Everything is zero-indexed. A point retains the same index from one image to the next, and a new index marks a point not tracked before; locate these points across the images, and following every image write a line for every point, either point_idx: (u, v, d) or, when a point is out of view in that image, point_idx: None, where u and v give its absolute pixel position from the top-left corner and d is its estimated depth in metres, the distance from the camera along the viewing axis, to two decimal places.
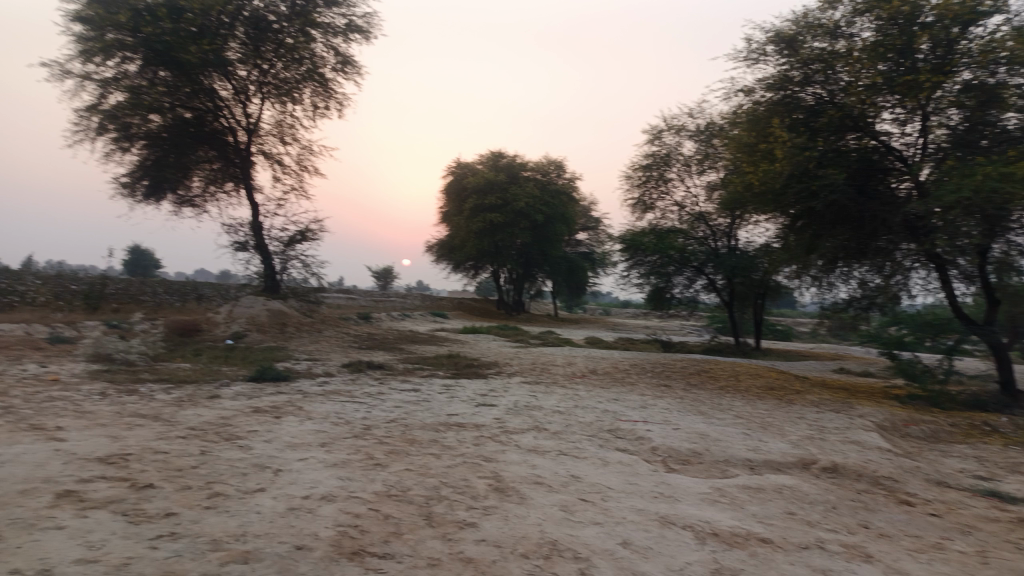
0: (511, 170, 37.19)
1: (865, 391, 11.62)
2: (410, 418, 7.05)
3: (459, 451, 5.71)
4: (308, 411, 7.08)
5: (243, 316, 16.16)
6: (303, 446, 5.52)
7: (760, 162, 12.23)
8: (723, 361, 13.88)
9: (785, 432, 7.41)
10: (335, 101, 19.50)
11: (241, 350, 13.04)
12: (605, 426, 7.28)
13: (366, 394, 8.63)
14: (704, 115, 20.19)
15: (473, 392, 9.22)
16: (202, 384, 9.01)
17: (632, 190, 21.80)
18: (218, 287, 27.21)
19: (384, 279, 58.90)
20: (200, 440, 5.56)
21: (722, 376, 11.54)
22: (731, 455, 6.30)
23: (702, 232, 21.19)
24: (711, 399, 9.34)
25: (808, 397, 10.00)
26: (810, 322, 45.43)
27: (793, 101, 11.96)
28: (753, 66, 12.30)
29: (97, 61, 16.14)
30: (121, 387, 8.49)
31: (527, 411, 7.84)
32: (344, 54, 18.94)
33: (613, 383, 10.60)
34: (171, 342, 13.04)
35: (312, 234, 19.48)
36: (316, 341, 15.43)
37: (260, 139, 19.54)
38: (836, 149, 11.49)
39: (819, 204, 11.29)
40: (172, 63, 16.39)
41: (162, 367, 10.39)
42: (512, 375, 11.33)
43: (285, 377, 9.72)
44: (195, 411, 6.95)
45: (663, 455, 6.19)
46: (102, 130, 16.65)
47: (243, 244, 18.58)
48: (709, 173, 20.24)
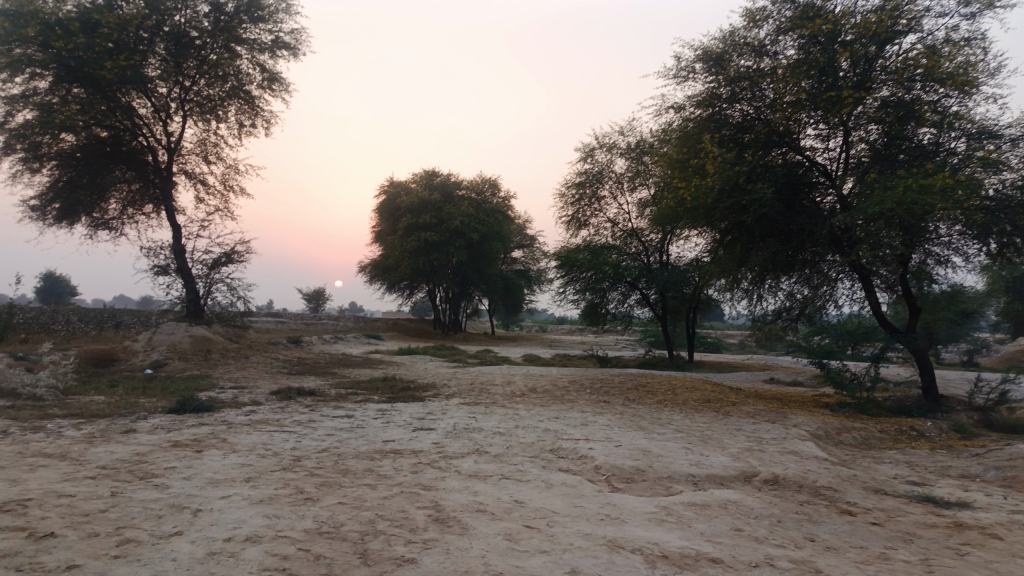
0: (445, 189, 36.98)
1: (796, 401, 11.82)
2: (343, 446, 6.72)
3: (396, 480, 5.43)
4: (233, 443, 6.66)
5: (164, 343, 15.37)
6: (227, 482, 5.15)
7: (692, 178, 12.41)
8: (659, 375, 13.95)
9: (725, 445, 7.40)
10: (262, 119, 18.95)
11: (161, 379, 12.34)
12: (546, 446, 7.11)
13: (297, 422, 8.22)
14: (634, 133, 20.52)
15: (409, 416, 8.91)
16: (117, 417, 8.41)
17: (565, 208, 21.91)
18: (137, 313, 25.95)
19: (315, 301, 57.48)
20: (112, 480, 5.12)
21: (659, 390, 11.56)
22: (674, 470, 6.23)
23: (635, 248, 21.42)
24: (650, 413, 9.30)
25: (744, 409, 10.09)
26: (739, 335, 46.63)
27: (722, 118, 12.22)
28: (682, 84, 12.52)
29: (3, 77, 15.21)
30: (26, 424, 7.84)
31: (466, 434, 7.61)
32: (271, 71, 18.44)
33: (552, 402, 10.45)
34: (84, 373, 12.23)
35: (238, 257, 18.79)
36: (243, 368, 14.78)
37: (182, 158, 18.78)
38: (764, 164, 11.77)
39: (749, 218, 11.51)
40: (86, 80, 15.59)
41: (73, 401, 9.69)
42: (450, 397, 11.06)
43: (208, 408, 9.19)
44: (107, 447, 6.44)
45: (606, 474, 6.06)
46: (8, 150, 15.66)
47: (165, 268, 17.75)
48: (640, 190, 20.53)
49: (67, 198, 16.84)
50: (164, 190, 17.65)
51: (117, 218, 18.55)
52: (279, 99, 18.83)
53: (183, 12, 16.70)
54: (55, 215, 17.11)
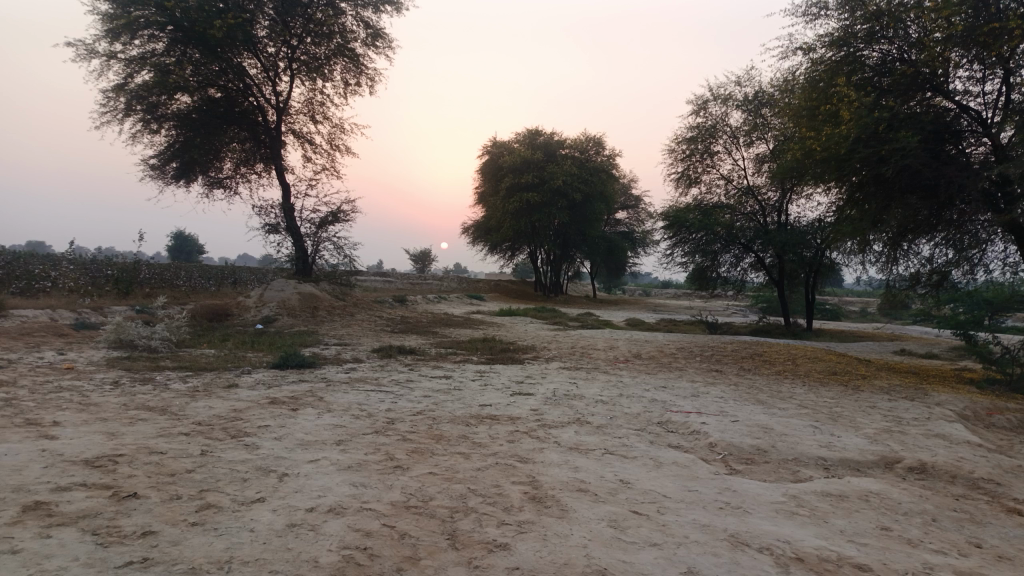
0: (548, 148, 36.30)
1: (934, 376, 10.63)
2: (438, 410, 6.42)
3: (492, 449, 5.04)
4: (328, 402, 6.51)
5: (274, 299, 15.75)
6: (316, 444, 4.92)
7: (823, 126, 11.26)
8: (777, 343, 12.99)
9: (858, 425, 6.59)
10: (366, 77, 18.93)
11: (269, 335, 12.60)
12: (654, 418, 6.55)
13: (394, 382, 8.03)
14: (753, 83, 19.13)
15: (508, 379, 8.56)
16: (222, 372, 8.51)
17: (675, 164, 20.81)
18: (254, 271, 27.07)
19: (422, 262, 58.55)
20: (204, 438, 5.00)
21: (777, 360, 10.68)
22: (801, 452, 5.54)
23: (750, 207, 20.05)
24: (769, 385, 8.54)
25: (875, 383, 9.12)
26: (861, 303, 43.77)
27: (857, 60, 11.04)
28: (813, 22, 11.37)
29: (123, 41, 15.71)
30: (137, 375, 8.05)
31: (566, 401, 7.15)
32: (376, 27, 18.30)
33: (659, 369, 9.84)
34: (198, 327, 12.66)
35: (344, 215, 19.00)
36: (347, 325, 14.94)
37: (290, 118, 19.09)
38: (907, 110, 10.49)
39: (888, 170, 10.27)
40: (199, 41, 15.89)
41: (185, 354, 9.97)
42: (551, 360, 10.64)
43: (309, 364, 9.18)
44: (206, 402, 6.42)
45: (722, 453, 5.45)
46: (129, 111, 16.27)
47: (275, 227, 18.17)
48: (758, 145, 19.18)
49: (183, 157, 17.39)
50: (274, 149, 17.99)
51: (231, 177, 19.13)
52: (383, 55, 18.72)
53: None
54: (174, 173, 17.77)
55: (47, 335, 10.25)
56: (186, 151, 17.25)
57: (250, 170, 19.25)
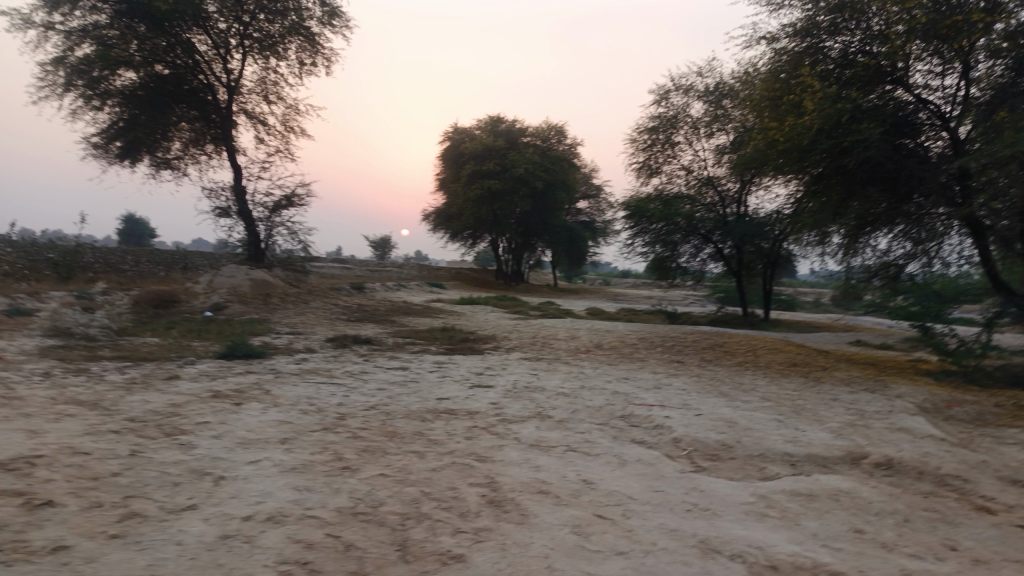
0: (510, 135, 35.95)
1: (892, 367, 10.67)
2: (392, 404, 6.11)
3: (448, 447, 4.76)
4: (274, 397, 6.14)
5: (224, 286, 15.19)
6: (259, 444, 4.57)
7: (786, 116, 11.15)
8: (738, 334, 12.95)
9: (822, 418, 6.50)
10: (322, 57, 18.32)
11: (218, 323, 12.08)
12: (617, 412, 6.34)
13: (347, 374, 7.68)
14: (714, 73, 19.08)
15: (466, 370, 8.28)
16: (163, 362, 8.05)
17: (636, 154, 20.66)
18: (206, 256, 26.21)
19: (381, 249, 57.85)
20: (135, 436, 4.61)
21: (738, 351, 10.60)
22: (767, 448, 5.38)
23: (711, 198, 20.00)
24: (731, 377, 8.43)
25: (836, 375, 9.08)
26: (814, 294, 44.62)
27: (819, 50, 10.91)
28: (777, 11, 11.23)
29: (63, 12, 14.88)
30: (70, 367, 7.54)
31: (526, 394, 6.91)
32: (332, 5, 17.70)
33: (621, 360, 9.66)
34: (142, 315, 12.06)
35: (299, 200, 18.42)
36: (300, 313, 14.47)
37: (242, 97, 18.39)
38: (871, 101, 10.45)
39: (851, 162, 10.22)
40: (145, 15, 15.14)
41: (125, 343, 9.44)
42: (511, 351, 10.37)
43: (258, 354, 8.76)
44: (142, 396, 5.99)
45: (687, 449, 5.26)
46: (69, 86, 15.44)
47: (226, 210, 17.51)
48: (718, 136, 19.16)
49: (128, 137, 16.60)
50: (224, 130, 17.30)
51: (179, 158, 18.38)
52: (340, 35, 18.13)
53: None
54: (117, 153, 16.96)
55: None
56: (130, 131, 16.48)
57: (200, 150, 18.50)
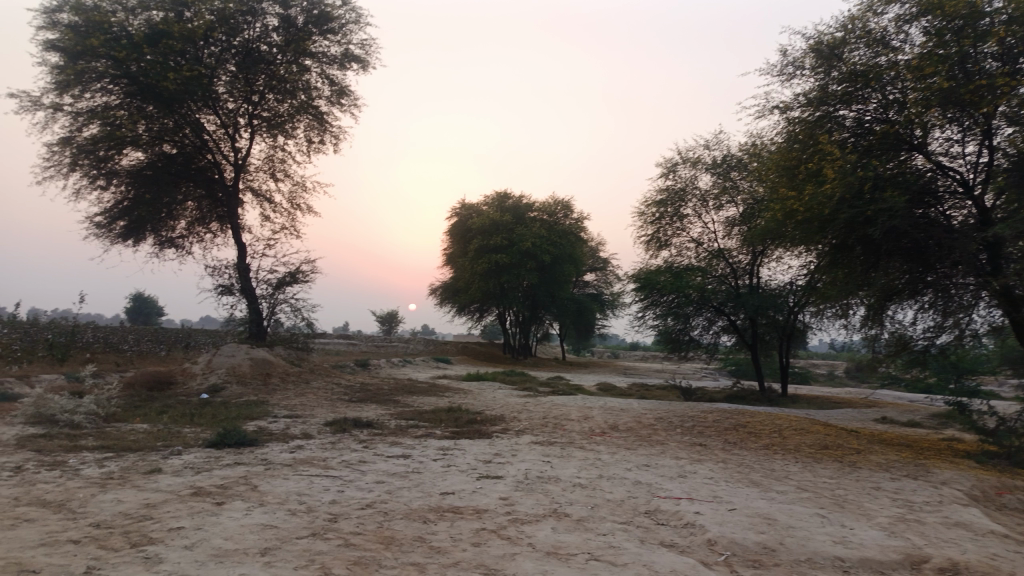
0: (517, 210, 36.09)
1: (929, 449, 9.97)
2: (392, 501, 5.52)
3: (453, 557, 4.18)
4: (262, 494, 5.56)
5: (223, 365, 14.71)
6: (235, 556, 3.99)
7: (804, 185, 10.81)
8: (760, 413, 12.27)
9: (869, 513, 5.86)
10: (330, 135, 18.36)
11: (214, 406, 11.51)
12: (641, 507, 5.73)
13: (344, 464, 7.09)
14: (721, 146, 19.04)
15: (473, 458, 7.67)
16: (149, 453, 7.48)
17: (645, 227, 20.43)
18: (208, 334, 25.78)
19: (387, 325, 57.47)
20: (96, 548, 4.04)
21: (763, 433, 9.91)
22: (814, 550, 4.77)
23: (721, 270, 19.58)
24: (761, 463, 7.78)
25: (872, 459, 8.42)
26: (828, 366, 43.66)
27: (834, 119, 10.71)
28: (788, 81, 11.11)
29: (72, 93, 14.94)
30: (45, 459, 6.97)
31: (539, 487, 6.30)
32: (341, 84, 17.84)
33: (639, 443, 9.04)
34: (135, 398, 11.53)
35: (303, 276, 18.12)
36: (301, 394, 13.90)
37: (249, 175, 18.36)
38: (891, 170, 10.15)
39: (875, 232, 9.81)
40: (154, 96, 15.21)
41: (111, 431, 8.88)
42: (520, 434, 9.74)
43: (251, 442, 8.18)
44: (115, 495, 5.42)
45: (724, 554, 4.64)
46: (74, 166, 15.36)
47: (228, 288, 17.18)
48: (728, 208, 18.94)
49: (132, 216, 16.41)
50: (230, 207, 17.15)
51: (183, 237, 18.20)
52: (348, 113, 18.21)
53: (254, 28, 16.30)
54: (121, 232, 16.77)
55: None
56: (134, 210, 16.34)
57: (204, 228, 18.33)
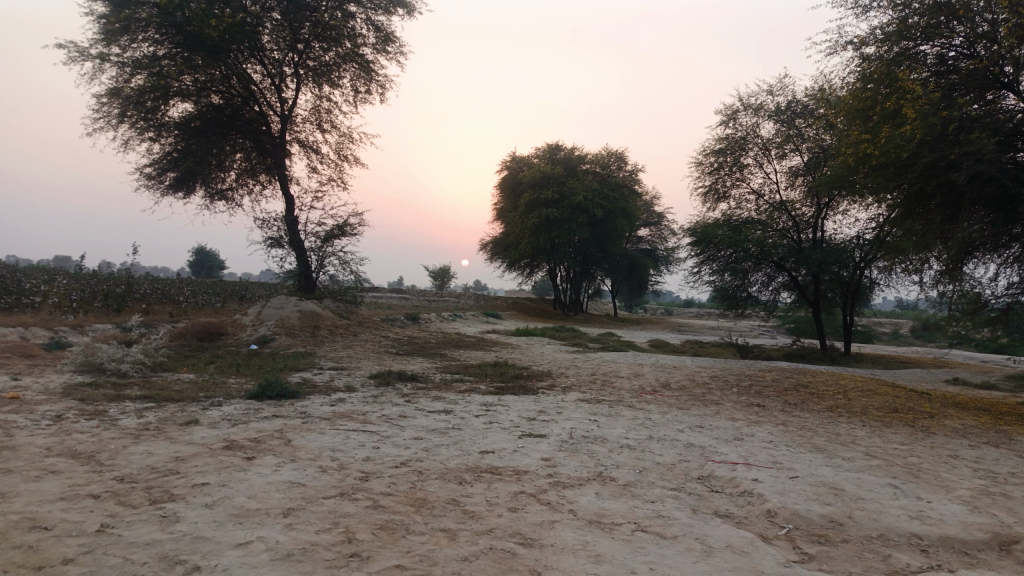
0: (569, 163, 35.33)
1: (1010, 414, 9.24)
2: (429, 460, 5.24)
3: (487, 523, 3.86)
4: (295, 449, 5.34)
5: (272, 317, 14.73)
6: (255, 517, 3.76)
7: (879, 128, 9.95)
8: (823, 372, 11.64)
9: (949, 485, 5.32)
10: (377, 84, 17.97)
11: (261, 358, 11.50)
12: (694, 472, 5.32)
13: (383, 419, 6.86)
14: (785, 91, 17.95)
15: (517, 415, 7.35)
16: (190, 403, 7.40)
17: (702, 178, 19.57)
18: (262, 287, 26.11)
19: (441, 279, 57.71)
20: (114, 504, 3.87)
21: (827, 394, 9.34)
22: (887, 526, 4.30)
23: (783, 223, 18.61)
24: (826, 427, 7.26)
25: (948, 424, 7.78)
26: (891, 325, 42.04)
27: (913, 56, 9.80)
28: (863, 15, 10.20)
29: (118, 42, 14.86)
30: (86, 408, 6.94)
31: (584, 448, 5.93)
32: (386, 30, 17.34)
33: (692, 403, 8.59)
34: (185, 349, 11.58)
35: (351, 229, 17.98)
36: (349, 346, 13.84)
37: (296, 127, 18.18)
38: (978, 111, 9.21)
39: (959, 177, 8.95)
40: (198, 45, 15.01)
41: (158, 380, 8.88)
42: (568, 390, 9.40)
43: (292, 395, 8.04)
44: (147, 448, 5.28)
45: (786, 527, 4.21)
46: (122, 117, 15.37)
47: (277, 240, 17.19)
48: (791, 157, 17.94)
49: (182, 168, 16.42)
50: (277, 158, 17.02)
51: (233, 189, 18.24)
52: (395, 61, 17.76)
53: None
54: (171, 184, 16.84)
55: (10, 357, 9.23)
56: (183, 161, 16.34)
57: (253, 180, 18.30)
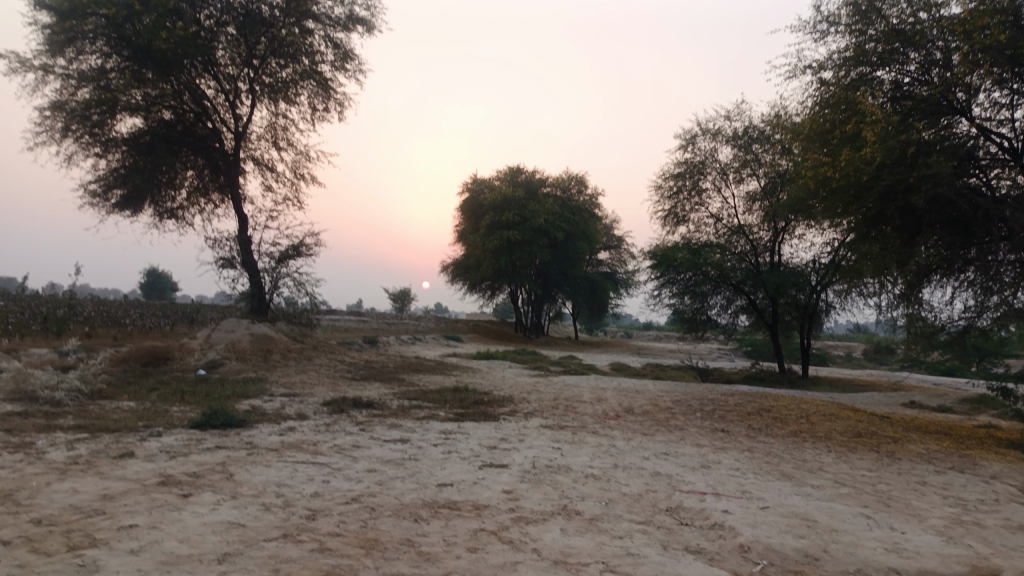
0: (530, 186, 35.33)
1: (969, 437, 9.25)
2: (382, 494, 4.91)
3: (443, 566, 3.56)
4: (237, 485, 4.96)
5: (222, 341, 14.17)
6: (186, 564, 3.39)
7: (838, 152, 10.02)
8: (784, 396, 11.57)
9: (921, 513, 5.18)
10: (335, 103, 17.66)
11: (209, 384, 10.97)
12: (661, 504, 5.09)
13: (335, 450, 6.48)
14: (743, 117, 18.17)
15: (476, 444, 7.05)
16: (126, 434, 6.93)
17: (662, 202, 19.63)
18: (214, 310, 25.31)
19: (400, 302, 57.08)
20: (24, 552, 3.46)
21: (790, 418, 9.24)
22: (864, 560, 4.12)
23: (742, 247, 18.72)
24: (792, 453, 7.11)
25: (912, 448, 7.72)
26: (845, 348, 42.80)
27: (870, 81, 9.92)
28: (820, 39, 10.30)
29: (64, 55, 14.31)
30: (10, 440, 6.41)
31: (547, 478, 5.66)
32: (345, 48, 17.08)
33: (656, 429, 8.39)
34: (127, 375, 10.99)
35: (307, 250, 17.53)
36: (302, 372, 13.33)
37: (251, 144, 17.72)
38: (934, 136, 9.33)
39: (918, 201, 9.01)
40: (148, 59, 14.54)
41: (94, 409, 8.34)
42: (529, 416, 9.12)
43: (239, 424, 7.60)
44: (72, 485, 4.84)
45: (761, 564, 3.99)
46: (66, 132, 14.75)
47: (230, 261, 16.64)
48: (749, 182, 18.12)
49: (130, 186, 15.83)
50: (230, 177, 16.53)
51: (184, 208, 17.66)
52: (353, 79, 17.47)
53: None
54: (118, 202, 16.21)
55: None
56: (131, 178, 15.75)
57: (205, 198, 17.75)
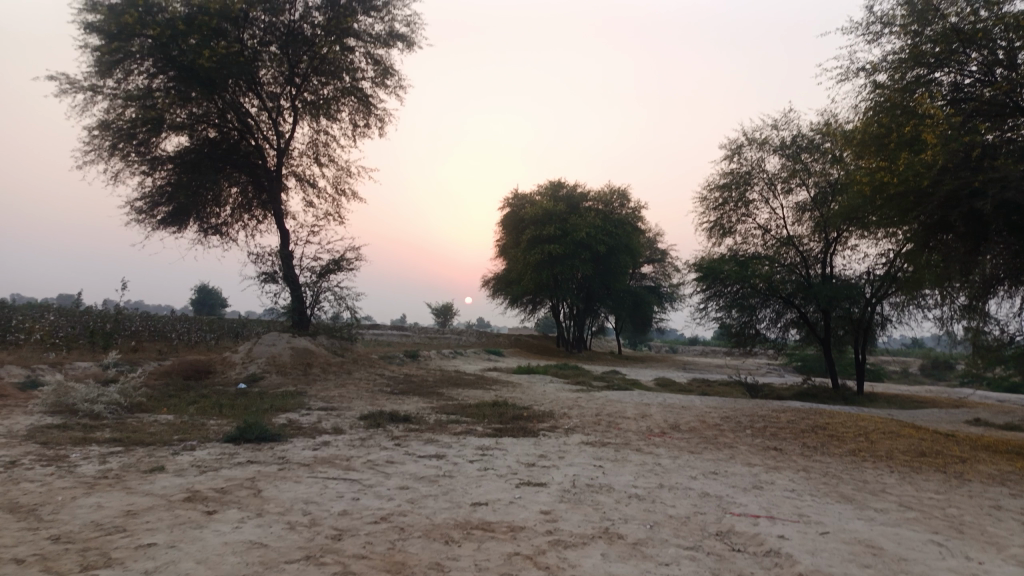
0: (571, 200, 35.06)
1: None
2: (413, 514, 4.66)
3: None
4: (263, 502, 4.77)
5: (263, 355, 14.20)
6: None
7: (895, 157, 9.52)
8: (840, 413, 10.99)
9: (1000, 542, 4.71)
10: (376, 118, 17.68)
11: (248, 398, 10.93)
12: (711, 528, 4.73)
13: (368, 466, 6.27)
14: (790, 126, 17.62)
15: (514, 461, 6.76)
16: (160, 448, 6.84)
17: (707, 213, 19.15)
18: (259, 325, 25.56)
19: (444, 318, 57.19)
20: (36, 571, 3.30)
21: (847, 437, 8.72)
22: None
23: (791, 259, 18.05)
24: (852, 474, 6.64)
25: (983, 470, 7.16)
26: (900, 363, 41.26)
27: (928, 83, 9.44)
28: (873, 40, 9.86)
29: (113, 75, 14.63)
30: (46, 453, 6.37)
31: (588, 498, 5.35)
32: (385, 63, 17.11)
33: (704, 447, 7.99)
34: (168, 389, 11.01)
35: (347, 264, 17.53)
36: (342, 386, 13.23)
37: (293, 160, 17.86)
38: (1001, 138, 8.78)
39: (984, 205, 8.46)
40: (193, 77, 14.76)
41: (132, 423, 8.31)
42: (570, 433, 8.80)
43: (274, 438, 7.47)
44: (97, 500, 4.72)
45: None
46: (114, 150, 15.05)
47: (272, 275, 16.73)
48: (798, 192, 17.53)
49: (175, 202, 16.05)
50: (272, 193, 16.65)
51: (228, 224, 17.86)
52: (394, 94, 17.49)
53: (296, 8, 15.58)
54: (164, 218, 16.46)
55: None
56: (177, 194, 15.98)
57: (248, 214, 17.93)
